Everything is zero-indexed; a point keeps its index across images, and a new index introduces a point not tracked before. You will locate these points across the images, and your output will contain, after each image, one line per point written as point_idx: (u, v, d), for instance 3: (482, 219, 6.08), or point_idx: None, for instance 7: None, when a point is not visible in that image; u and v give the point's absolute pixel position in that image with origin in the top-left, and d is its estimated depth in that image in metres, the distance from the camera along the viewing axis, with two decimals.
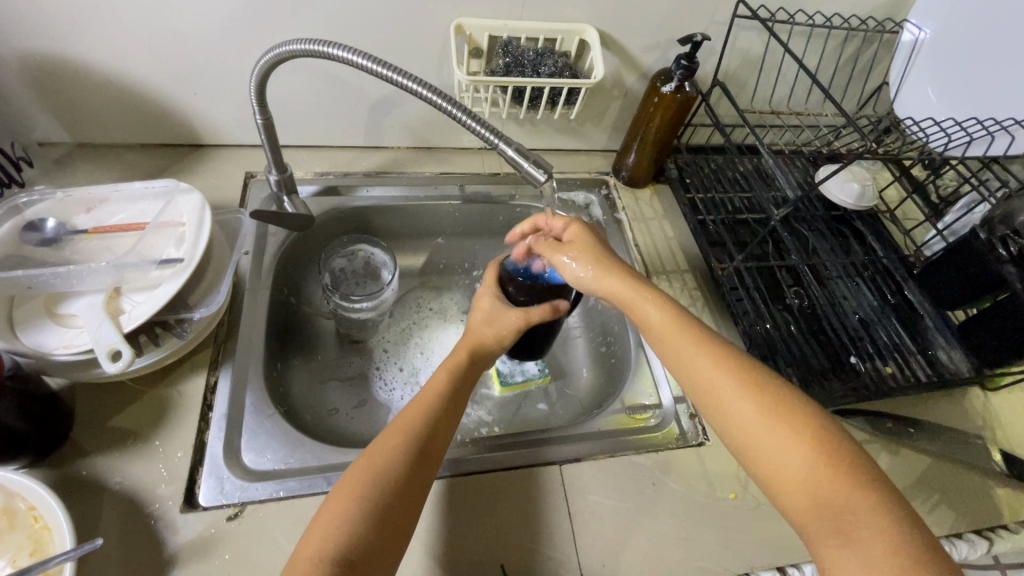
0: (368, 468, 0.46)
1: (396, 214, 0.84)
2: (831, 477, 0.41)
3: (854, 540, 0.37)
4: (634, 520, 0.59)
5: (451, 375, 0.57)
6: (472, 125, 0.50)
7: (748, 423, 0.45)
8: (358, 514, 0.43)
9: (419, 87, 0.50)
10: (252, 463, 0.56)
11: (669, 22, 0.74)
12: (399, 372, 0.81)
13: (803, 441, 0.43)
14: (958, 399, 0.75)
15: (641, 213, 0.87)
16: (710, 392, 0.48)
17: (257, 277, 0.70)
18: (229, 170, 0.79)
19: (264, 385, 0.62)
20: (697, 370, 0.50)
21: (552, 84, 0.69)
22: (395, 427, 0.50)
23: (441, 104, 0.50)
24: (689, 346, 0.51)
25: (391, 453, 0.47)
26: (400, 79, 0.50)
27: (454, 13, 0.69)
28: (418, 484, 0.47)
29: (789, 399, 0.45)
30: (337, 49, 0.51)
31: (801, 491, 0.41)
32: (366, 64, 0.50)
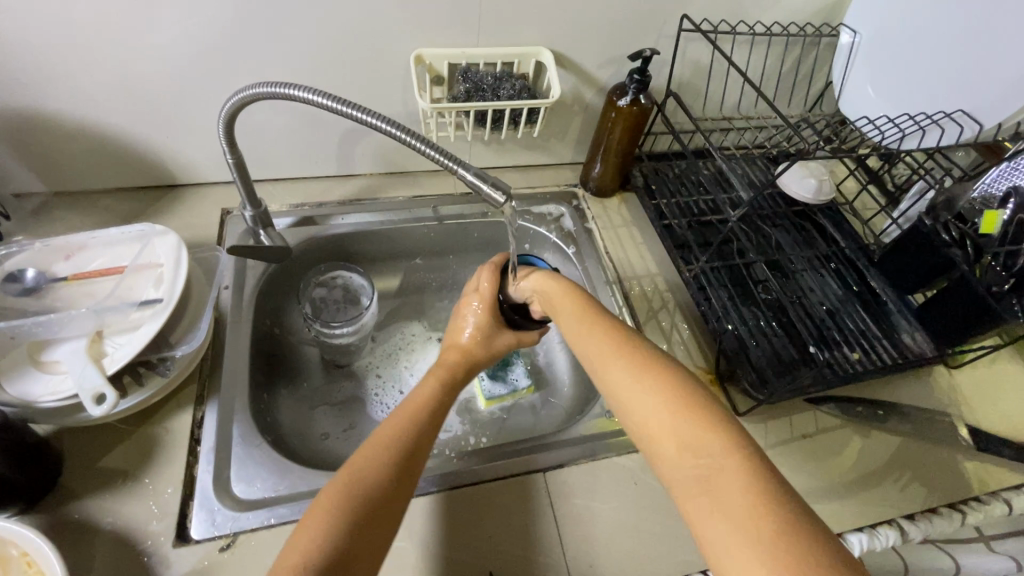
0: (350, 478, 0.47)
1: (372, 239, 0.86)
2: (693, 427, 0.43)
3: (711, 483, 0.39)
4: (618, 519, 0.61)
5: (439, 385, 0.59)
6: (430, 154, 0.52)
7: (625, 384, 0.48)
8: (340, 524, 0.44)
9: (377, 121, 0.52)
10: (242, 492, 0.58)
11: (620, 39, 0.77)
12: (399, 395, 0.82)
13: (672, 395, 0.45)
14: (924, 378, 0.78)
15: (610, 221, 0.90)
16: (597, 358, 0.52)
17: (239, 310, 0.72)
18: (206, 208, 0.81)
19: (251, 416, 0.64)
20: (590, 344, 0.53)
21: (512, 106, 0.72)
22: (375, 441, 0.51)
23: (399, 136, 0.52)
24: (574, 319, 0.56)
25: (376, 461, 0.48)
26: (359, 115, 0.52)
27: (413, 44, 0.72)
28: (400, 484, 0.48)
29: (664, 365, 0.48)
30: (301, 90, 0.53)
31: (667, 441, 0.43)
32: (326, 102, 0.52)
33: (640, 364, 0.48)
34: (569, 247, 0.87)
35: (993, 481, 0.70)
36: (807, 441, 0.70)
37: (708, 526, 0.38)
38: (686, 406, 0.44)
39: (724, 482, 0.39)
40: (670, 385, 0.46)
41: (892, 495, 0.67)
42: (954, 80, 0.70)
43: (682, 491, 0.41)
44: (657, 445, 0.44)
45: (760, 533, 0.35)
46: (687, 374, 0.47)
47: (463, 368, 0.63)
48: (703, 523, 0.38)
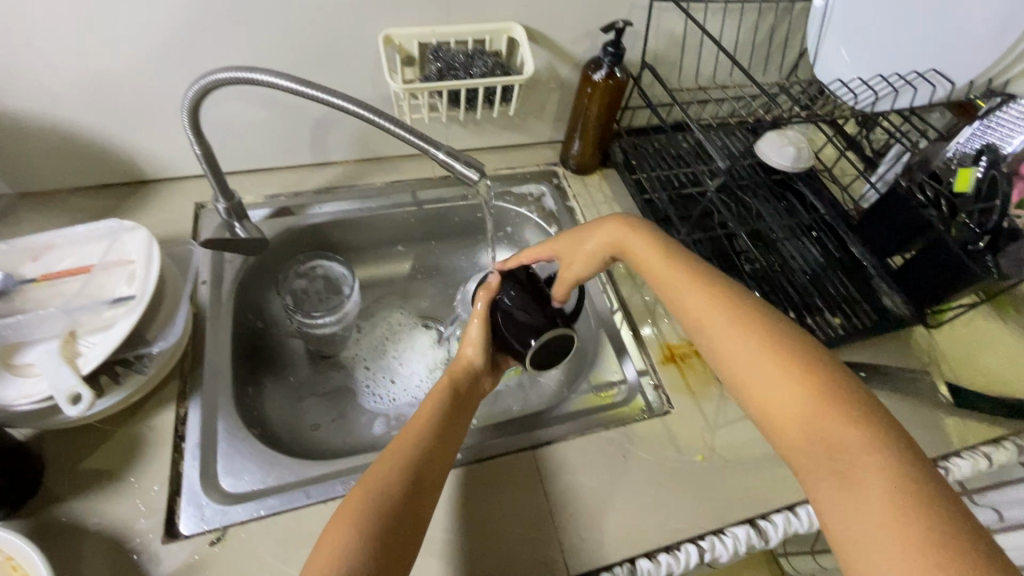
0: (370, 489, 0.47)
1: (352, 227, 0.85)
2: (827, 417, 0.42)
3: (848, 474, 0.39)
4: (609, 492, 0.61)
5: (440, 401, 0.58)
6: (399, 133, 0.51)
7: (744, 362, 0.48)
8: (363, 532, 0.44)
9: (345, 103, 0.51)
10: (231, 486, 0.58)
11: (592, 12, 0.76)
12: (390, 384, 0.82)
13: (804, 379, 0.44)
14: (904, 340, 0.80)
15: (591, 199, 0.90)
16: (710, 333, 0.52)
17: (218, 304, 0.71)
18: (178, 202, 0.79)
19: (236, 410, 0.63)
20: (700, 313, 0.53)
21: (485, 84, 0.71)
22: (386, 455, 0.51)
23: (368, 117, 0.51)
24: (687, 289, 0.55)
25: (392, 477, 0.48)
26: (328, 97, 0.51)
27: (381, 24, 0.70)
28: (420, 496, 0.49)
29: (794, 347, 0.47)
30: (263, 73, 0.52)
31: (793, 427, 0.43)
32: (291, 85, 0.51)
33: (763, 341, 0.48)
34: (551, 227, 0.87)
35: (972, 436, 0.72)
36: None
37: (837, 517, 0.38)
38: (817, 391, 0.43)
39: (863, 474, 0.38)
40: (809, 373, 0.44)
41: None
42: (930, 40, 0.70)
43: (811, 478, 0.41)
44: (783, 430, 0.44)
45: (894, 531, 0.35)
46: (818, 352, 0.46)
47: (456, 384, 0.61)
48: (837, 514, 0.38)
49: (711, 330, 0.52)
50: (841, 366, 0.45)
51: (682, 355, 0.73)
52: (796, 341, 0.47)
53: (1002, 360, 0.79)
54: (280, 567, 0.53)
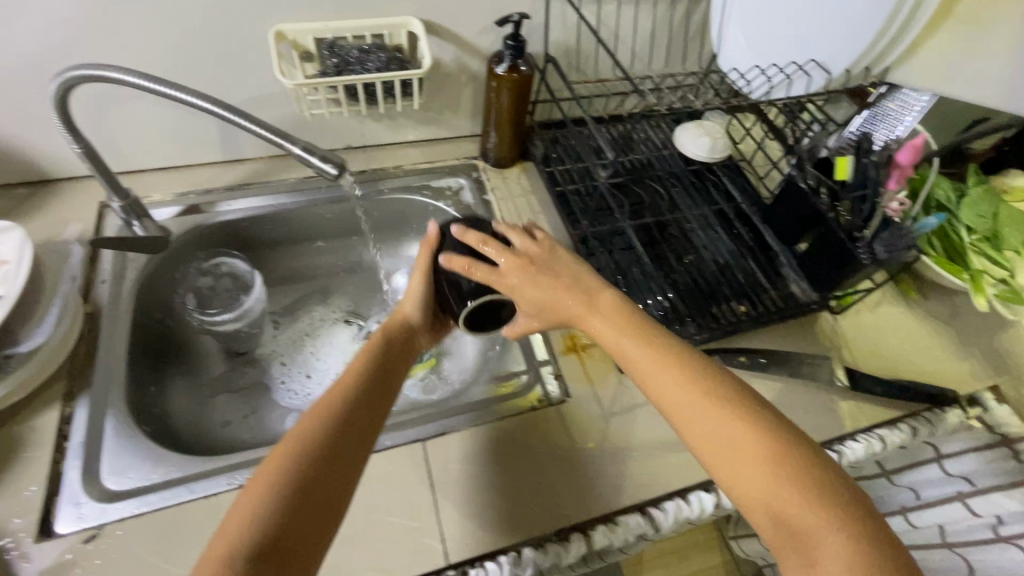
0: (283, 455, 0.46)
1: (266, 223, 0.85)
2: (792, 496, 0.43)
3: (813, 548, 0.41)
4: (497, 481, 0.63)
5: (369, 362, 0.56)
6: (252, 128, 0.52)
7: (708, 428, 0.48)
8: (277, 508, 0.43)
9: (199, 100, 0.52)
10: (113, 484, 0.58)
11: (491, 6, 0.76)
12: (306, 379, 0.83)
13: (770, 457, 0.45)
14: (809, 326, 0.81)
15: (509, 192, 0.90)
16: (666, 395, 0.50)
17: (116, 302, 0.70)
18: (81, 201, 0.78)
19: (126, 409, 0.63)
20: (659, 386, 0.51)
21: (380, 79, 0.70)
22: (309, 415, 0.49)
23: (225, 114, 0.53)
24: (646, 358, 0.53)
25: (312, 443, 0.47)
26: (181, 95, 0.52)
27: (271, 20, 0.69)
28: (334, 470, 0.46)
29: (757, 417, 0.47)
30: (116, 71, 0.52)
31: (762, 509, 0.44)
32: (143, 83, 0.52)
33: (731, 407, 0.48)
34: None
35: (865, 419, 0.74)
36: None
37: None
38: (790, 464, 0.45)
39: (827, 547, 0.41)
40: (775, 450, 0.45)
41: None
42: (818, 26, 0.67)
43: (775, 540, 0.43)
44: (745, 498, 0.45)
45: None
46: (781, 425, 0.47)
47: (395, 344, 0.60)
48: None
49: (669, 388, 0.50)
50: (799, 432, 0.47)
51: (583, 345, 0.74)
52: (759, 413, 0.48)
53: (900, 343, 0.81)
54: (155, 563, 0.53)
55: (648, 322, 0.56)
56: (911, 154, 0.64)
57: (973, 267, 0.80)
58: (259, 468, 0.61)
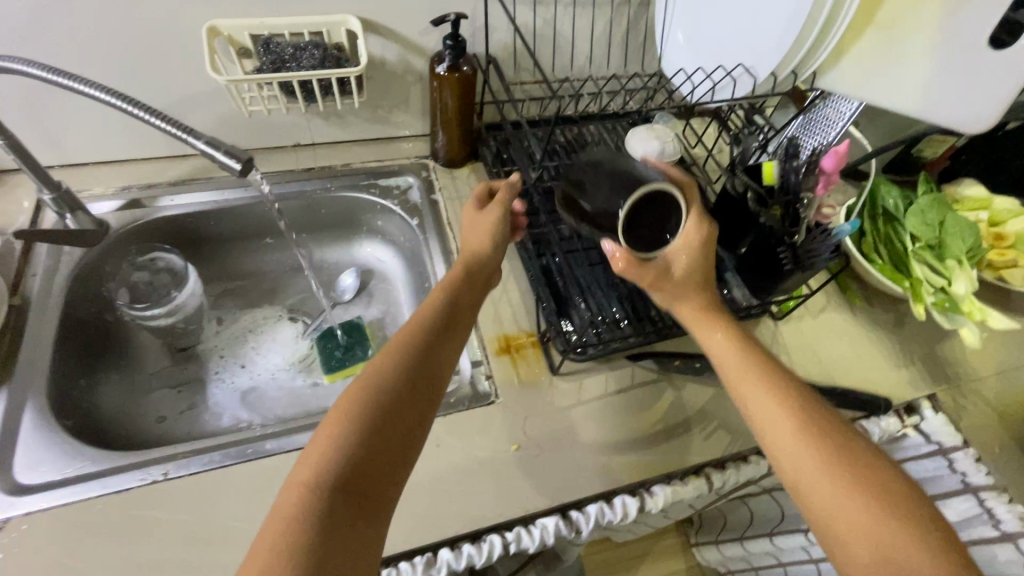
0: (363, 387, 0.46)
1: (210, 219, 0.85)
2: (894, 532, 0.42)
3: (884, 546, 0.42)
4: (416, 481, 0.62)
5: (445, 303, 0.56)
6: (153, 121, 0.52)
7: (780, 428, 0.49)
8: (350, 455, 0.43)
9: (97, 92, 0.52)
10: (24, 478, 0.58)
11: (431, 5, 0.76)
12: (245, 376, 0.82)
13: (875, 494, 0.44)
14: (750, 331, 0.81)
15: (456, 192, 0.90)
16: (745, 396, 0.52)
17: (46, 296, 0.70)
18: (19, 193, 0.78)
19: (46, 402, 0.63)
20: (762, 408, 0.50)
21: (314, 77, 0.70)
22: (384, 354, 0.49)
23: (125, 107, 0.52)
24: (755, 383, 0.52)
25: (381, 387, 0.47)
26: (72, 83, 0.52)
27: (205, 15, 0.69)
28: (403, 426, 0.46)
29: (859, 452, 0.47)
30: (19, 64, 0.53)
31: (861, 540, 0.43)
32: (42, 74, 0.52)
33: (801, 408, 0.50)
34: (413, 219, 0.88)
35: None
36: (621, 396, 0.72)
37: None
38: (861, 467, 0.46)
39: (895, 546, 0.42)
40: (880, 487, 0.45)
41: (697, 443, 0.70)
42: (738, 32, 0.70)
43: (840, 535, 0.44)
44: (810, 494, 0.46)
45: None
46: (848, 428, 0.49)
47: (465, 270, 0.61)
48: None
49: (747, 390, 0.52)
50: (904, 478, 0.46)
51: (517, 346, 0.74)
52: (864, 451, 0.47)
53: (841, 350, 0.81)
54: (57, 557, 0.53)
55: (704, 283, 0.59)
56: (835, 162, 0.64)
57: (914, 274, 0.79)
58: (175, 463, 0.60)
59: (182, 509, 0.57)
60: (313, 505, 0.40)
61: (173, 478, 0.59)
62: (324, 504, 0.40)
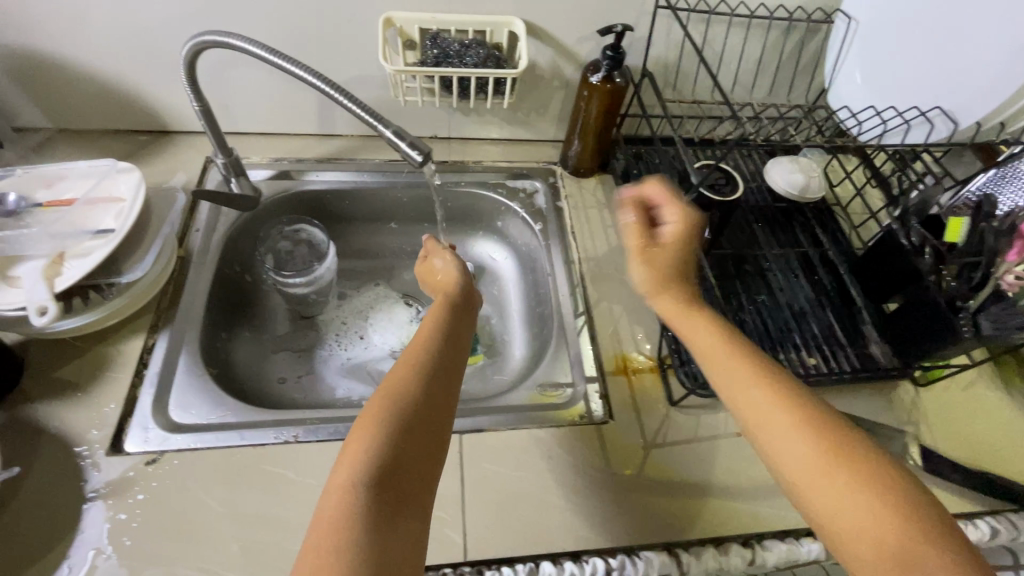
0: (391, 384, 0.49)
1: (347, 198, 0.89)
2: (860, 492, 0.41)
3: (870, 535, 0.40)
4: (525, 489, 0.62)
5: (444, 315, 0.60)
6: (351, 107, 0.53)
7: (760, 409, 0.47)
8: (375, 447, 0.45)
9: (306, 73, 0.55)
10: (177, 416, 0.63)
11: (598, 13, 0.75)
12: (359, 351, 0.85)
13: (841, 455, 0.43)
14: (886, 393, 0.75)
15: (582, 202, 0.89)
16: (735, 385, 0.49)
17: (205, 252, 0.76)
18: (191, 154, 0.85)
19: (198, 350, 0.68)
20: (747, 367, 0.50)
21: (475, 74, 0.72)
22: (404, 364, 0.52)
23: (329, 92, 0.55)
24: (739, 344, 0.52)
25: (405, 385, 0.50)
26: (286, 64, 0.55)
27: (384, 6, 0.73)
28: (429, 423, 0.49)
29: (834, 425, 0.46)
30: (241, 40, 0.56)
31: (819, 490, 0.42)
32: (259, 52, 0.55)
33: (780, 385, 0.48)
34: (537, 224, 0.87)
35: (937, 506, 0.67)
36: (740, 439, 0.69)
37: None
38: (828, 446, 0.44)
39: (884, 535, 0.40)
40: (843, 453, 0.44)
41: None
42: (950, 76, 0.67)
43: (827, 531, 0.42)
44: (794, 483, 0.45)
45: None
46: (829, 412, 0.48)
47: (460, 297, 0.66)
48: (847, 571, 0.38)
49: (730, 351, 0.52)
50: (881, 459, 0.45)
51: (635, 368, 0.72)
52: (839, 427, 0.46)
53: (992, 430, 0.73)
54: (200, 496, 0.57)
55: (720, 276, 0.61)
56: None
57: None
58: (305, 428, 0.64)
59: (308, 473, 0.60)
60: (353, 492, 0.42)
61: (302, 442, 0.63)
62: (363, 503, 0.41)
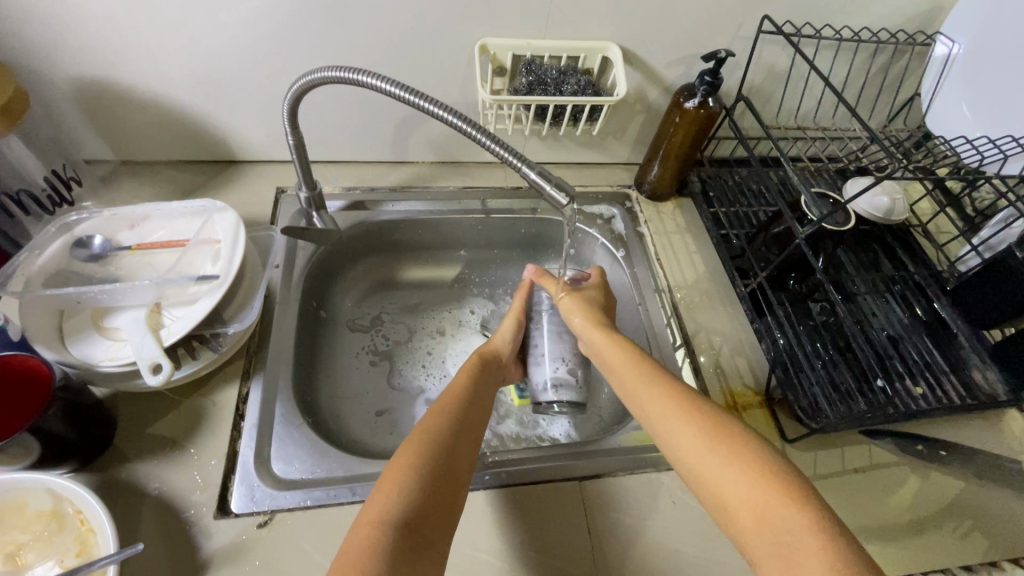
0: (423, 433, 0.52)
1: (421, 228, 0.85)
2: (805, 548, 0.40)
3: (794, 561, 0.40)
4: (655, 537, 0.59)
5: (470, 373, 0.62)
6: (492, 148, 0.52)
7: (696, 448, 0.50)
8: (404, 492, 0.47)
9: (442, 111, 0.52)
10: (281, 471, 0.58)
11: (694, 37, 0.73)
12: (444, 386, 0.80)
13: (776, 504, 0.43)
14: (994, 422, 0.73)
15: (664, 227, 0.87)
16: (672, 433, 0.52)
17: (288, 288, 0.71)
18: (261, 185, 0.81)
19: (293, 396, 0.64)
20: (685, 447, 0.51)
21: (575, 102, 0.70)
22: (431, 415, 0.55)
23: (464, 129, 0.52)
24: (676, 418, 0.53)
25: (437, 432, 0.53)
26: (423, 103, 0.52)
27: (478, 33, 0.70)
28: (450, 463, 0.51)
29: (769, 469, 0.46)
30: (367, 76, 0.52)
31: (767, 556, 0.42)
32: (391, 89, 0.52)
33: (720, 442, 0.49)
34: (619, 251, 0.84)
35: None
36: (859, 475, 0.67)
37: None
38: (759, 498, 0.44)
39: (805, 558, 0.40)
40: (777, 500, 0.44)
41: (950, 542, 0.63)
42: None
43: (764, 563, 0.42)
44: (731, 512, 0.45)
45: None
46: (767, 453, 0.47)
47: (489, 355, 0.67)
48: None
49: (670, 427, 0.53)
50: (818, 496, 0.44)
51: (743, 404, 0.70)
52: (765, 471, 0.46)
53: None
54: (317, 560, 0.53)
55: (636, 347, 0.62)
56: None
57: None
58: None
59: None
60: (382, 531, 0.44)
61: None
62: (394, 538, 0.44)
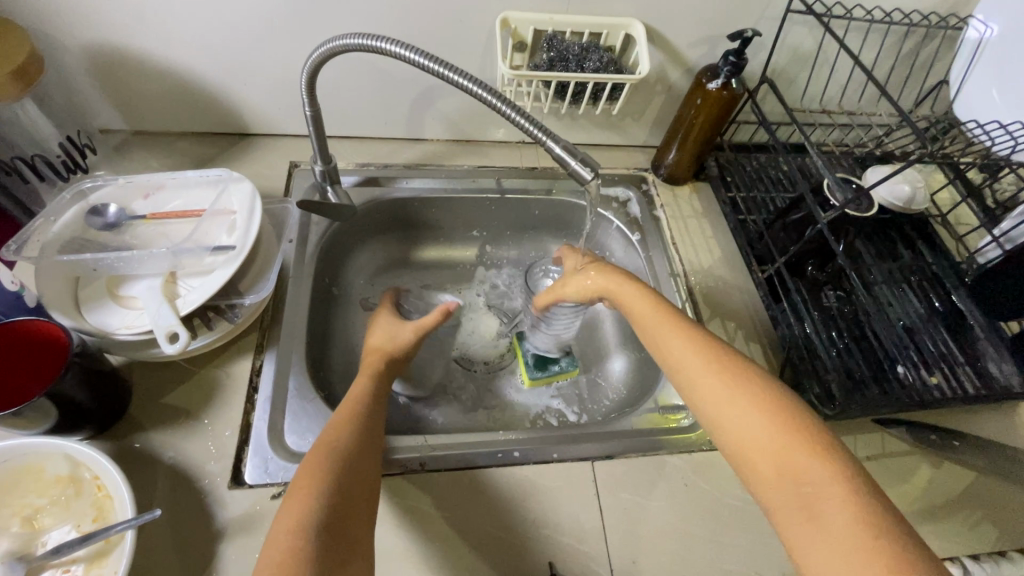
0: (328, 439, 0.51)
1: (435, 206, 0.84)
2: (829, 496, 0.41)
3: (817, 509, 0.41)
4: (665, 519, 0.59)
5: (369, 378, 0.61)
6: (517, 120, 0.52)
7: (722, 400, 0.49)
8: (320, 497, 0.45)
9: (467, 81, 0.51)
10: (295, 444, 0.58)
11: (720, 16, 0.72)
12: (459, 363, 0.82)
13: (800, 454, 0.44)
14: (1007, 414, 0.73)
15: (680, 211, 0.86)
16: (699, 383, 0.52)
17: (301, 262, 0.71)
18: (274, 159, 0.80)
19: (307, 371, 0.64)
20: (712, 399, 0.50)
21: (597, 79, 0.68)
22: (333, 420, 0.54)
23: (489, 100, 0.51)
24: (703, 371, 0.52)
25: (343, 435, 0.52)
26: (449, 74, 0.51)
27: (501, 6, 0.69)
28: (361, 463, 0.50)
29: (794, 422, 0.46)
30: (390, 44, 0.51)
31: (791, 506, 0.42)
32: (417, 59, 0.50)
33: (746, 396, 0.49)
34: (634, 234, 0.83)
35: None
36: (871, 463, 0.67)
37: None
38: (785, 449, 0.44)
39: (830, 508, 0.40)
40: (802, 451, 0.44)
41: (960, 531, 0.63)
42: None
43: (777, 505, 0.43)
44: (753, 463, 0.46)
45: None
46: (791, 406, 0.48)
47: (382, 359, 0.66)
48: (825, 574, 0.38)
49: (697, 381, 0.52)
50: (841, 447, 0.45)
51: None
52: (790, 423, 0.46)
53: None
54: None
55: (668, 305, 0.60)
56: None
57: None
58: (432, 454, 0.60)
59: (442, 505, 0.57)
60: (301, 536, 0.42)
61: (431, 470, 0.59)
62: (317, 542, 0.42)
